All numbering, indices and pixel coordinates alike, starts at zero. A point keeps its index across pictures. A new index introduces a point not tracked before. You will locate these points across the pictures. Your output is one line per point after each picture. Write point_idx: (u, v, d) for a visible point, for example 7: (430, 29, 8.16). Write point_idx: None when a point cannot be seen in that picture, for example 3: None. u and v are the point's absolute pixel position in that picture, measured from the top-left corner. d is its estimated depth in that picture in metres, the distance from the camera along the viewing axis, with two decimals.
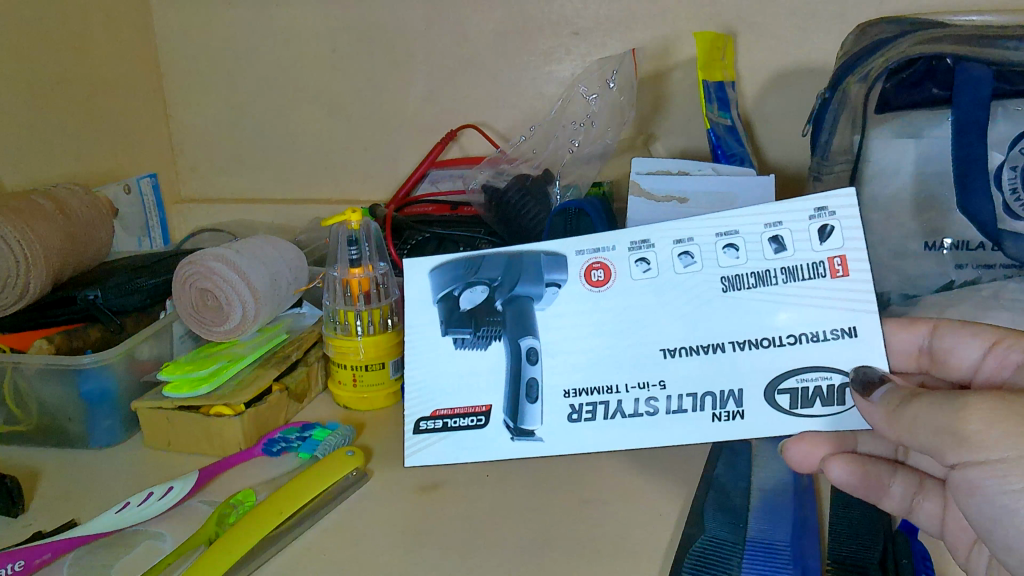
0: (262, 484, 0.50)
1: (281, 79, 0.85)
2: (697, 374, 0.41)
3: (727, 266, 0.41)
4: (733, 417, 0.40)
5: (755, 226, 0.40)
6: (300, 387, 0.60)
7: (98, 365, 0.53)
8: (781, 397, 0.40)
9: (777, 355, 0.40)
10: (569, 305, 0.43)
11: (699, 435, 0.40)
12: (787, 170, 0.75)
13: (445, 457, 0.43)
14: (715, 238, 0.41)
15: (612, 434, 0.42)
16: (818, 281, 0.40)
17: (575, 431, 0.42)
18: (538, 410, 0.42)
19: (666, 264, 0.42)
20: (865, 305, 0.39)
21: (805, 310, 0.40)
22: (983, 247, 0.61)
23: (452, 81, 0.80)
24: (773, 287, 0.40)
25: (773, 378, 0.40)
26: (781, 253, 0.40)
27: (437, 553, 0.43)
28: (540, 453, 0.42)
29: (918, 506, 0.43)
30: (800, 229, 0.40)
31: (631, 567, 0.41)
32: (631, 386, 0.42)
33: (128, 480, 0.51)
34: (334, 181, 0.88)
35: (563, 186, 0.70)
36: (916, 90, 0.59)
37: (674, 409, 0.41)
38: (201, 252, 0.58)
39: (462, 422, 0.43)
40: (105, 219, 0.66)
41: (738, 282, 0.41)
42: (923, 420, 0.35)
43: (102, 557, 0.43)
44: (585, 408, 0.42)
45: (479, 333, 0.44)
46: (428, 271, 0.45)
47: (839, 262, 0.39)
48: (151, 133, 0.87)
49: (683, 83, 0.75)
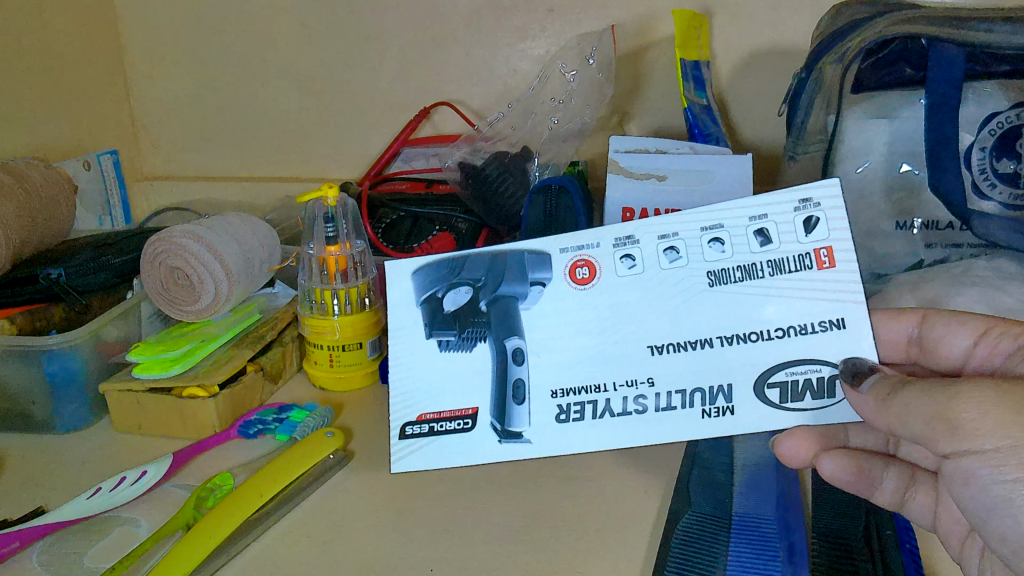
0: (241, 467, 0.48)
1: (247, 55, 0.82)
2: (686, 372, 0.41)
3: (712, 260, 0.41)
4: (723, 413, 0.40)
5: (740, 219, 0.41)
6: (275, 367, 0.58)
7: (64, 346, 0.51)
8: (770, 392, 0.40)
9: (764, 350, 0.40)
10: (556, 302, 0.43)
11: (690, 431, 0.40)
12: (762, 149, 0.76)
13: (429, 463, 0.43)
14: (700, 232, 0.41)
15: (602, 434, 0.41)
16: (805, 273, 0.40)
17: (562, 432, 0.42)
18: (525, 411, 0.42)
19: (651, 260, 0.42)
20: (853, 296, 0.39)
21: (793, 303, 0.40)
22: (951, 227, 0.61)
23: (425, 57, 0.78)
24: (759, 281, 0.40)
25: (762, 371, 0.40)
26: (767, 245, 0.40)
27: (424, 534, 0.42)
28: (528, 455, 0.41)
29: (910, 499, 0.41)
30: (784, 221, 0.40)
31: (618, 545, 0.41)
32: (619, 384, 0.41)
33: (99, 466, 0.49)
34: (303, 158, 0.86)
35: (542, 163, 0.69)
36: (890, 70, 0.60)
37: (663, 406, 0.40)
38: (170, 229, 0.56)
39: (448, 425, 0.43)
40: (66, 195, 0.64)
41: (724, 277, 0.41)
42: (914, 408, 0.34)
43: (75, 545, 0.41)
44: (573, 408, 0.42)
45: (464, 334, 0.44)
46: (411, 273, 0.44)
47: (825, 253, 0.40)
48: (110, 107, 0.84)
49: (660, 62, 0.75)
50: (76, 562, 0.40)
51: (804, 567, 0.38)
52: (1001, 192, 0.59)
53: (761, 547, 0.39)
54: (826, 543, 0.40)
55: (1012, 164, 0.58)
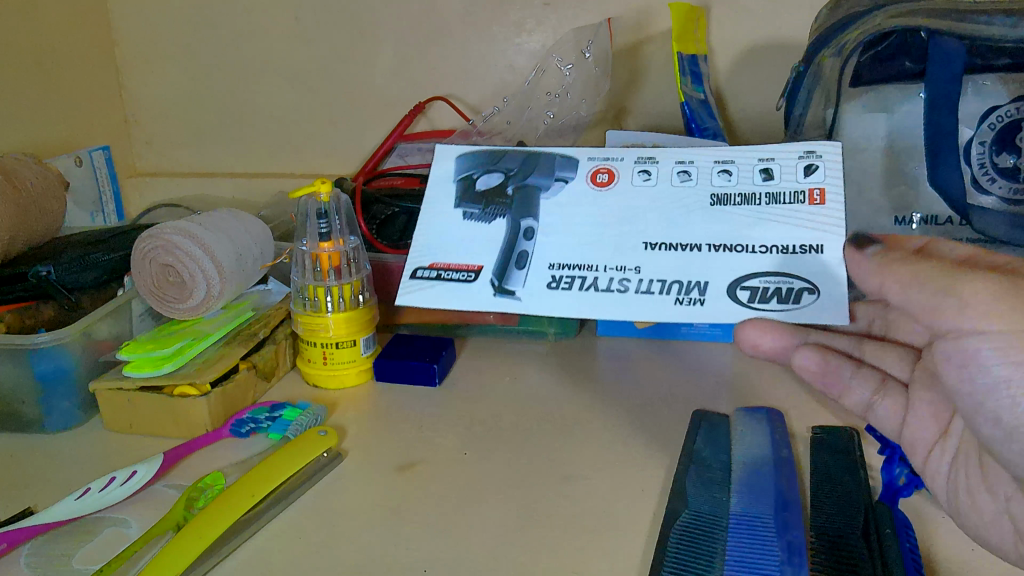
0: (233, 466, 0.48)
1: (241, 49, 0.81)
2: (670, 266, 0.49)
3: (718, 186, 0.51)
4: (695, 303, 0.47)
5: (750, 158, 0.51)
6: (268, 365, 0.57)
7: (55, 344, 0.50)
8: (741, 292, 0.47)
9: (744, 259, 0.48)
10: (576, 197, 0.53)
11: (663, 311, 0.48)
12: (760, 144, 0.75)
13: (428, 301, 0.51)
14: (713, 163, 0.52)
15: (583, 304, 0.49)
16: (798, 206, 0.48)
17: (550, 296, 0.50)
18: (523, 276, 0.51)
19: (664, 177, 0.52)
20: (836, 228, 0.46)
21: (778, 227, 0.48)
22: (951, 222, 0.60)
23: (420, 52, 0.78)
24: (756, 207, 0.49)
25: (737, 276, 0.48)
26: (768, 181, 0.50)
27: (420, 535, 0.41)
28: (513, 310, 0.50)
29: (877, 404, 0.46)
30: (788, 164, 0.50)
31: (616, 545, 0.40)
32: (609, 267, 0.50)
33: (90, 466, 0.48)
34: (298, 154, 0.85)
35: (538, 159, 0.69)
36: (891, 64, 0.59)
37: (643, 290, 0.49)
38: (161, 225, 0.55)
39: (454, 275, 0.52)
40: (58, 192, 0.63)
41: (724, 200, 0.50)
42: (919, 281, 0.35)
43: (64, 546, 0.41)
44: (565, 278, 0.51)
45: (487, 210, 0.54)
46: (454, 158, 0.57)
47: (818, 192, 0.48)
48: (102, 102, 0.83)
49: (657, 56, 0.74)
50: (65, 564, 0.39)
51: (805, 567, 0.37)
52: (1001, 187, 0.59)
53: (760, 547, 0.39)
54: (825, 542, 0.39)
55: (1011, 158, 0.58)
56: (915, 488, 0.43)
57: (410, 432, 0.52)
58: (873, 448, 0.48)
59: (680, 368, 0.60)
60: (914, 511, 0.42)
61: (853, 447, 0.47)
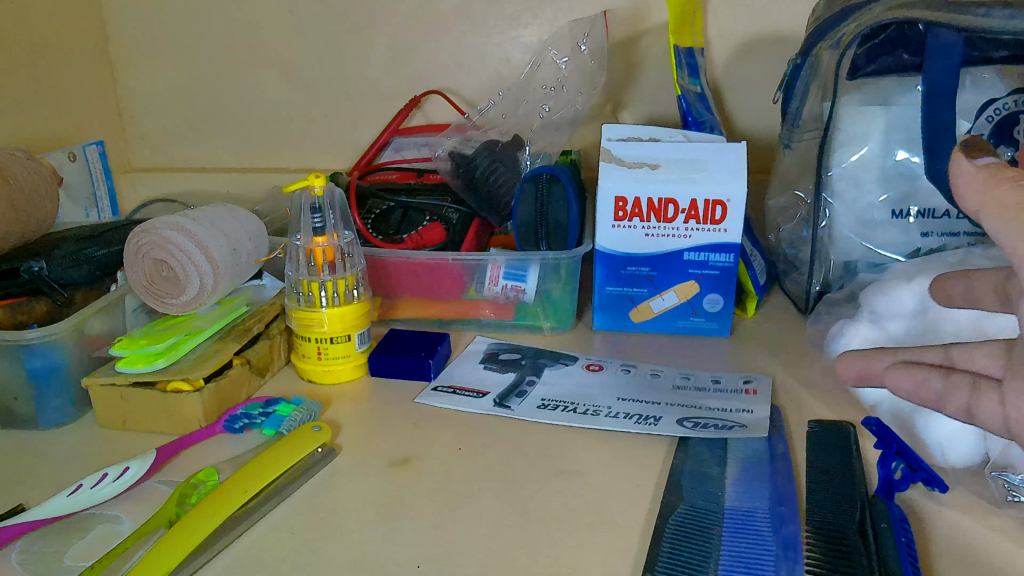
0: (226, 462, 0.48)
1: (236, 43, 0.81)
2: (636, 409, 0.52)
3: (677, 382, 0.56)
4: (650, 423, 0.50)
5: (706, 374, 0.57)
6: (262, 361, 0.57)
7: (46, 341, 0.50)
8: (685, 424, 0.50)
9: (690, 408, 0.52)
10: (564, 374, 0.58)
11: (624, 430, 0.50)
12: (756, 137, 0.75)
13: (445, 404, 0.54)
14: (677, 374, 0.57)
15: (561, 419, 0.51)
16: (739, 395, 0.54)
17: (536, 412, 0.52)
18: (519, 399, 0.54)
19: (638, 374, 0.57)
20: (762, 402, 0.52)
21: (723, 401, 0.53)
22: (949, 214, 0.61)
23: (415, 46, 0.77)
24: (705, 391, 0.55)
25: (686, 415, 0.51)
26: (717, 383, 0.56)
27: (413, 531, 0.41)
28: (505, 416, 0.52)
29: (979, 407, 0.36)
30: (733, 379, 0.56)
31: (611, 541, 0.40)
32: (588, 405, 0.53)
33: (83, 463, 0.48)
34: (293, 148, 0.84)
35: (533, 153, 0.68)
36: (888, 55, 0.60)
37: (611, 415, 0.51)
38: (155, 220, 0.55)
39: (465, 393, 0.55)
40: (50, 188, 0.63)
41: (684, 386, 0.55)
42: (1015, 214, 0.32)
43: (55, 543, 0.40)
44: (550, 405, 0.53)
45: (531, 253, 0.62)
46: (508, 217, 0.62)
47: (754, 388, 0.54)
48: (96, 97, 0.82)
49: (654, 49, 0.74)
50: (56, 562, 0.39)
51: (799, 565, 0.38)
52: None
53: (753, 544, 0.39)
54: (820, 536, 0.39)
55: (1008, 151, 0.57)
56: (911, 482, 0.42)
57: (405, 428, 0.51)
58: (870, 442, 0.48)
59: (676, 362, 0.60)
60: (909, 506, 0.42)
61: (850, 442, 0.47)
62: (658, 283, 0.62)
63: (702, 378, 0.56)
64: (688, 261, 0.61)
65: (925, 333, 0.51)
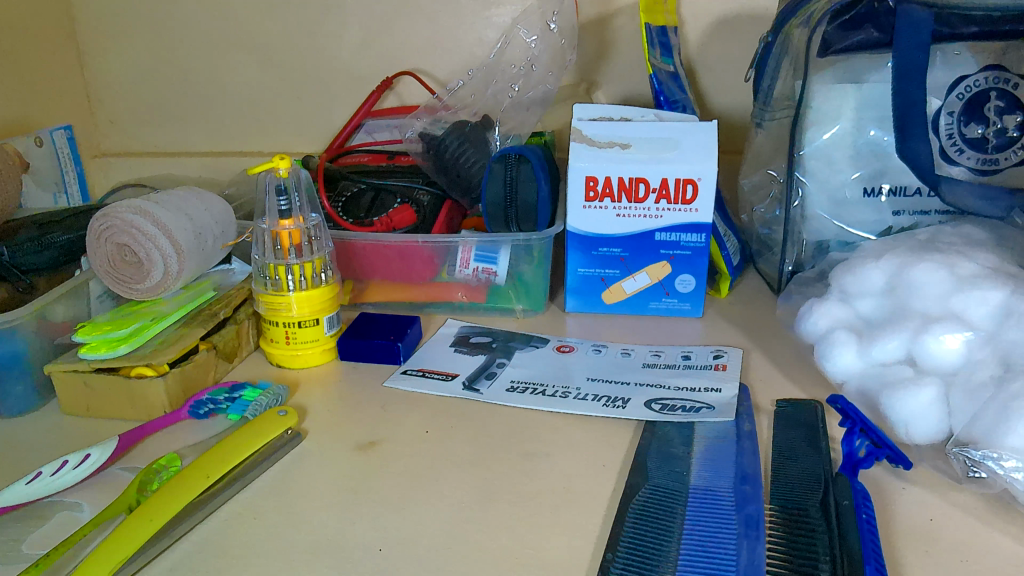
0: (190, 448, 0.47)
1: (206, 25, 0.80)
2: (605, 390, 0.52)
3: (648, 360, 0.56)
4: (617, 405, 0.50)
5: (676, 351, 0.58)
6: (229, 346, 0.57)
7: (7, 327, 0.49)
8: (654, 404, 0.50)
9: (658, 389, 0.52)
10: (537, 355, 0.57)
11: (590, 409, 0.50)
12: (730, 117, 0.75)
13: (413, 387, 0.53)
14: (648, 352, 0.58)
15: (530, 400, 0.51)
16: (708, 371, 0.54)
17: (504, 395, 0.52)
18: (489, 382, 0.54)
19: (610, 353, 0.57)
20: (730, 379, 0.53)
21: (690, 377, 0.53)
22: (920, 193, 0.61)
23: (387, 26, 0.76)
24: (674, 369, 0.55)
25: (653, 395, 0.51)
26: (687, 360, 0.56)
27: (376, 513, 0.41)
28: (473, 399, 0.52)
29: None
30: (704, 355, 0.56)
31: (575, 521, 0.40)
32: (555, 387, 0.53)
33: (45, 450, 0.47)
34: (265, 132, 0.83)
35: (503, 134, 0.68)
36: (856, 32, 0.58)
37: (580, 396, 0.51)
38: (116, 204, 0.54)
39: (434, 375, 0.55)
40: (13, 174, 0.62)
41: (654, 364, 0.56)
42: None
43: (14, 531, 0.40)
44: (519, 387, 0.53)
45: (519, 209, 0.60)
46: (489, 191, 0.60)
47: (722, 365, 0.55)
48: (63, 79, 0.81)
49: (627, 29, 0.73)
50: (14, 550, 0.39)
51: (760, 540, 0.38)
52: (969, 158, 0.58)
53: (714, 521, 0.39)
54: (783, 514, 0.39)
55: (979, 128, 0.58)
56: (875, 459, 0.42)
57: (373, 411, 0.51)
58: (836, 421, 0.48)
59: (648, 342, 0.59)
60: (872, 482, 0.42)
61: (817, 421, 0.47)
62: (629, 264, 0.62)
63: (671, 355, 0.57)
64: (659, 241, 0.60)
65: (895, 306, 0.51)
